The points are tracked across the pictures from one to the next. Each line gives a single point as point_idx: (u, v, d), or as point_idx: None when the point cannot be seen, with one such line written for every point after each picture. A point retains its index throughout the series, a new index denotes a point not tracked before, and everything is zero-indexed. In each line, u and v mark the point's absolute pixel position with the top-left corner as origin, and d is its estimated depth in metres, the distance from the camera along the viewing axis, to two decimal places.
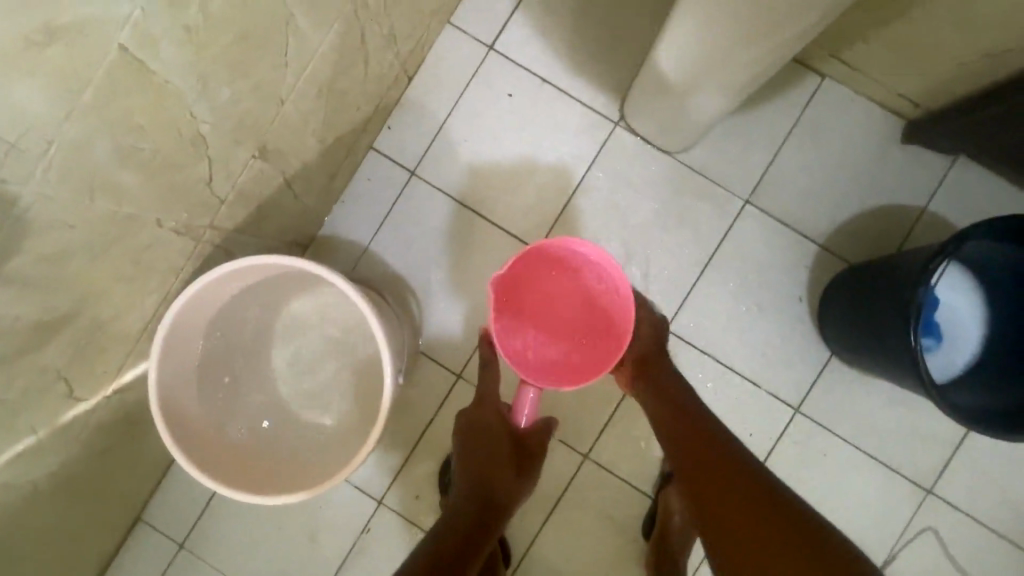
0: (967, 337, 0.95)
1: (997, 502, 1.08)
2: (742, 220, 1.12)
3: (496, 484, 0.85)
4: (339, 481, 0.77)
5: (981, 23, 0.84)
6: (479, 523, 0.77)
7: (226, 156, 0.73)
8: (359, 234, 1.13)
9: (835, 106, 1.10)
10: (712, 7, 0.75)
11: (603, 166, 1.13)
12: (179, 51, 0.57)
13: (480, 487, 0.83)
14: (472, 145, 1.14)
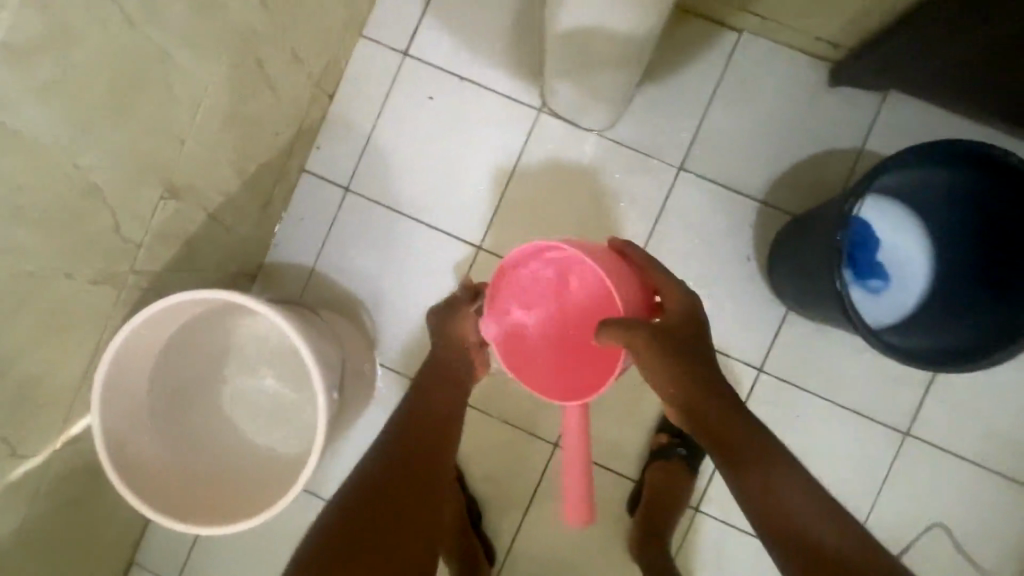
0: (914, 274, 0.93)
1: (977, 435, 1.06)
2: (679, 187, 1.11)
3: (432, 405, 0.83)
4: (288, 502, 0.79)
5: None
6: (415, 455, 0.77)
7: (131, 200, 0.75)
8: (303, 257, 1.15)
9: (756, 60, 1.08)
10: None
11: (533, 154, 1.13)
12: (44, 103, 0.58)
13: (416, 414, 0.81)
14: (401, 153, 1.15)
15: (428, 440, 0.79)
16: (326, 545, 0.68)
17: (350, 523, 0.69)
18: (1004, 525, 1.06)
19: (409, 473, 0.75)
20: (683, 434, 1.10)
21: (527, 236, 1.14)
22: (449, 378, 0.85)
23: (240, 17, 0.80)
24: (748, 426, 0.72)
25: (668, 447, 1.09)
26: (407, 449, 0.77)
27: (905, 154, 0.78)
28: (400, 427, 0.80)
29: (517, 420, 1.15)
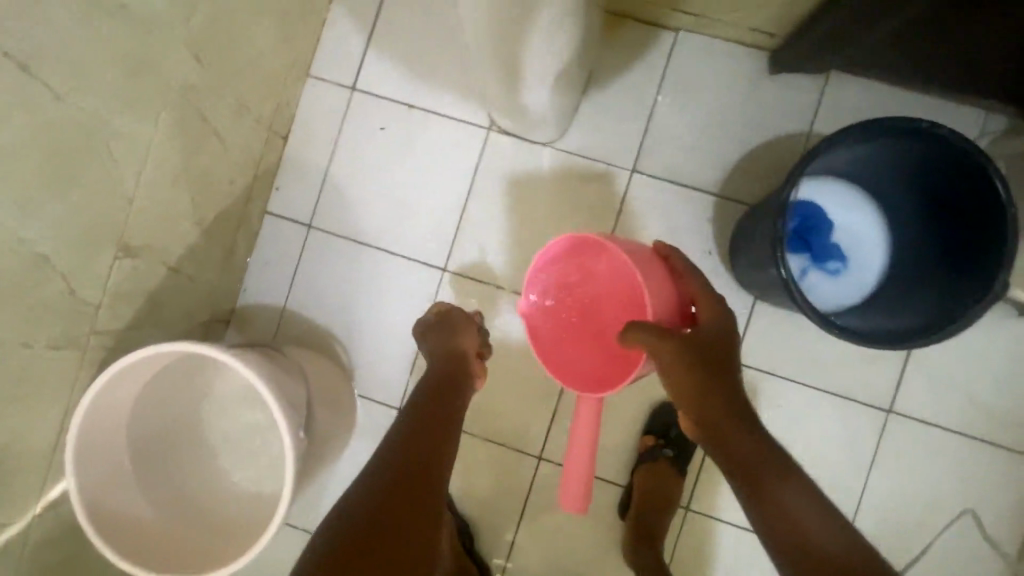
0: (870, 254, 0.94)
1: (963, 405, 1.04)
2: (634, 189, 1.12)
3: (428, 425, 0.75)
4: (264, 544, 0.79)
5: None
6: (413, 476, 0.69)
7: (83, 265, 0.77)
8: (273, 297, 1.16)
9: (695, 57, 1.10)
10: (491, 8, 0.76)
11: (487, 173, 1.14)
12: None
13: (413, 436, 0.73)
14: (359, 185, 1.16)
15: (424, 459, 0.71)
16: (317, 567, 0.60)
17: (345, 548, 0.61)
18: (1000, 493, 1.04)
19: (406, 494, 0.66)
20: (669, 434, 1.09)
21: (489, 254, 1.14)
22: (445, 400, 0.79)
23: (173, 76, 0.82)
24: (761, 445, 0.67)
25: (654, 448, 1.08)
26: (403, 470, 0.69)
27: (850, 131, 0.78)
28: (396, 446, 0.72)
29: (500, 436, 1.15)
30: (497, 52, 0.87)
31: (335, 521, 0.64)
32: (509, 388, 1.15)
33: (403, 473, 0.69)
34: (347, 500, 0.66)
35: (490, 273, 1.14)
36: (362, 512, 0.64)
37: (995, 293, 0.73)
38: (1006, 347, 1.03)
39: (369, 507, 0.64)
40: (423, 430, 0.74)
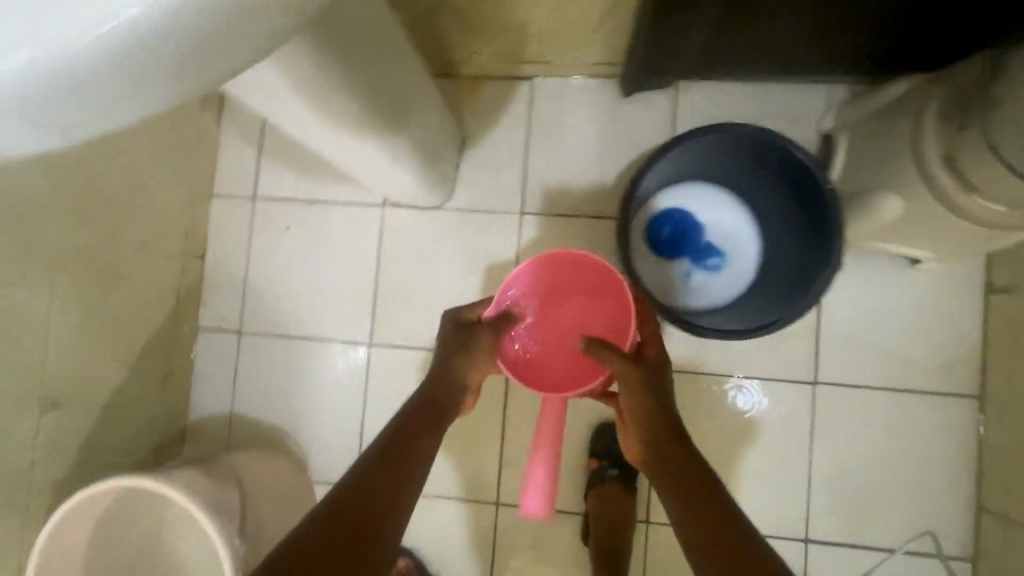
0: (745, 243, 0.98)
1: (880, 361, 1.07)
2: (528, 229, 1.18)
3: (413, 438, 0.66)
4: None
5: None
6: (384, 498, 0.59)
7: (10, 430, 0.87)
8: (219, 407, 1.22)
9: (552, 99, 1.18)
10: (310, 128, 0.76)
11: (391, 246, 1.21)
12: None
13: (396, 453, 0.63)
14: (277, 285, 1.23)
15: (396, 486, 0.60)
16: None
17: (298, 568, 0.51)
18: (940, 441, 1.06)
19: (378, 511, 0.58)
20: (611, 453, 1.13)
21: (409, 319, 1.20)
22: (441, 414, 0.71)
23: (55, 244, 0.92)
24: (711, 496, 0.63)
25: (599, 470, 1.11)
26: (379, 484, 0.60)
27: (671, 145, 0.84)
28: (382, 454, 0.63)
29: (457, 492, 1.18)
30: (367, 170, 0.95)
31: (290, 540, 0.54)
32: (456, 442, 1.19)
33: (375, 491, 0.59)
34: (319, 508, 0.57)
35: (414, 338, 1.20)
36: (331, 522, 0.55)
37: (834, 265, 0.79)
38: (906, 298, 1.07)
39: (342, 533, 0.55)
40: (409, 442, 0.65)
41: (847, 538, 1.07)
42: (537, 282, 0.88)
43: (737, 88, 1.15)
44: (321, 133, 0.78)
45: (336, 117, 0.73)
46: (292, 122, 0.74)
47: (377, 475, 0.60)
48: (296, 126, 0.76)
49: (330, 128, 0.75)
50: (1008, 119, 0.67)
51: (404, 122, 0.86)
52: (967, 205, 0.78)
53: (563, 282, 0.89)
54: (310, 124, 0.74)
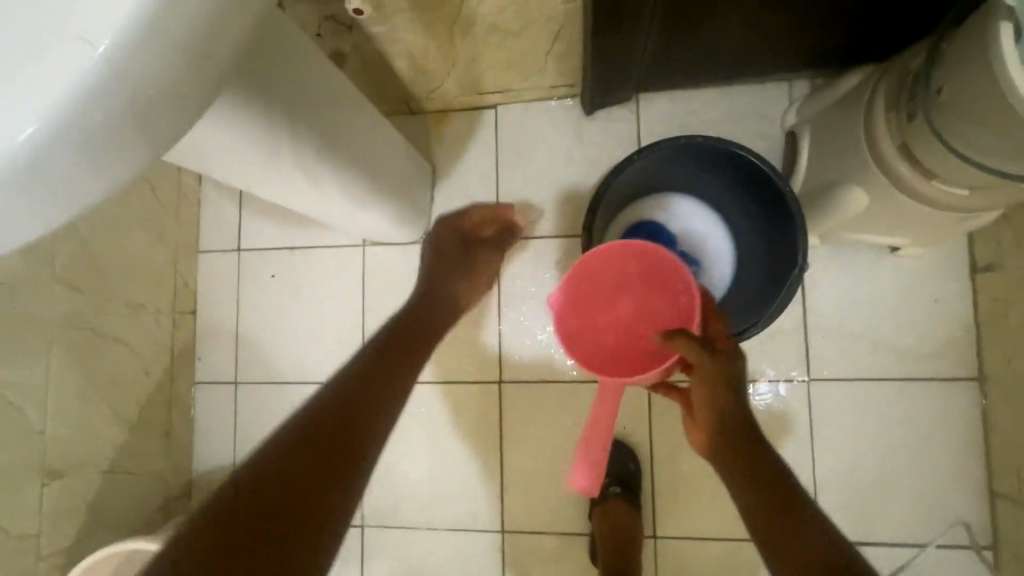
0: (715, 249, 0.99)
1: (872, 352, 1.06)
2: (507, 254, 1.19)
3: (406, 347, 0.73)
4: None
5: (517, 30, 0.94)
6: (387, 382, 0.66)
7: (10, 507, 0.88)
8: (221, 458, 1.24)
9: (517, 124, 1.19)
10: (270, 176, 0.77)
11: (374, 283, 1.23)
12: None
13: (394, 353, 0.71)
14: (268, 334, 1.25)
15: (394, 375, 0.67)
16: (256, 470, 0.51)
17: (309, 431, 0.56)
18: (942, 428, 1.04)
19: (380, 397, 0.63)
20: (612, 469, 1.11)
21: None
22: (426, 326, 0.80)
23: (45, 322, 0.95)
24: (790, 503, 0.58)
25: (601, 487, 1.09)
26: (379, 376, 0.66)
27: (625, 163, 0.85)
28: (375, 356, 0.69)
29: (461, 522, 1.18)
30: (332, 214, 0.96)
31: (301, 417, 0.58)
32: (456, 473, 1.19)
33: (376, 380, 0.65)
34: (328, 393, 0.61)
35: None
36: (336, 403, 0.60)
37: (801, 265, 0.80)
38: (890, 286, 1.06)
39: (325, 421, 0.57)
40: (401, 346, 0.73)
41: (860, 535, 1.05)
42: (623, 264, 0.77)
43: (698, 94, 1.15)
44: (281, 179, 0.78)
45: (293, 161, 0.75)
46: (251, 173, 0.75)
47: (379, 370, 0.66)
48: (256, 177, 0.77)
49: (280, 168, 0.75)
50: (943, 123, 0.67)
51: (359, 158, 0.86)
52: (931, 194, 0.79)
53: (649, 273, 0.77)
54: (269, 171, 0.75)
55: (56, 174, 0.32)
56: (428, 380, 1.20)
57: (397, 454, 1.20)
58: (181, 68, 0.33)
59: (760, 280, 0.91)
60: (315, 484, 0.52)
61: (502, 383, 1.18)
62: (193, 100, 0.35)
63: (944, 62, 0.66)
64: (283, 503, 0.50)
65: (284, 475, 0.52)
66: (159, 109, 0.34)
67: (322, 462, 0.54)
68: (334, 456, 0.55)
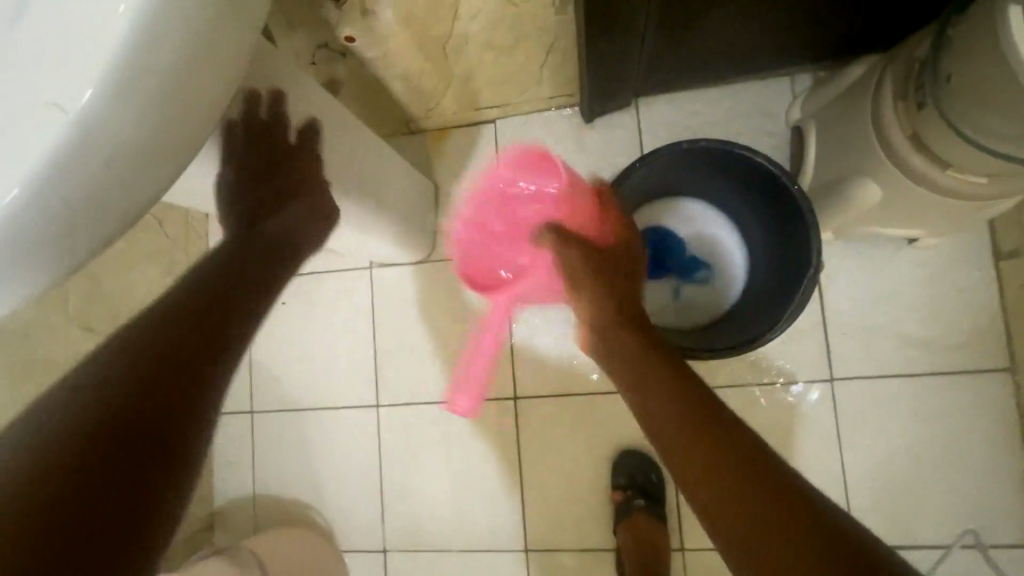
0: (724, 254, 0.98)
1: (896, 348, 1.03)
2: (514, 268, 1.18)
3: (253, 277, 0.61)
4: None
5: (510, 43, 0.94)
6: (224, 316, 0.53)
7: None
8: (241, 488, 1.24)
9: (517, 137, 1.19)
10: None
11: (383, 305, 1.23)
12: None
13: (243, 289, 0.58)
14: (281, 361, 1.25)
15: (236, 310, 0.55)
16: (87, 428, 0.38)
17: (138, 385, 0.42)
18: (976, 423, 1.00)
19: (208, 351, 0.48)
20: (635, 481, 1.08)
21: (412, 376, 1.20)
22: (261, 251, 0.65)
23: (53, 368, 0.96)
24: (753, 461, 0.50)
25: (625, 501, 1.07)
26: (216, 311, 0.53)
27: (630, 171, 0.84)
28: (204, 296, 0.54)
29: (483, 542, 1.16)
30: (336, 238, 0.95)
31: (117, 363, 0.43)
32: (476, 493, 1.17)
33: (213, 315, 0.52)
34: (145, 330, 0.46)
35: (419, 393, 1.20)
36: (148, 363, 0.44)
37: (815, 265, 0.77)
38: (911, 279, 1.03)
39: (142, 390, 0.42)
40: (250, 278, 0.60)
41: (897, 540, 1.01)
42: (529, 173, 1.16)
43: (699, 94, 1.14)
44: None
45: None
46: None
47: (216, 304, 0.53)
48: None
49: None
50: (960, 112, 0.64)
51: (359, 184, 0.86)
52: (949, 185, 0.76)
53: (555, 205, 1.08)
54: None
55: (44, 257, 0.29)
56: (443, 400, 1.19)
57: (415, 476, 1.19)
58: (162, 125, 0.30)
59: (772, 282, 0.89)
60: (149, 457, 0.39)
61: (517, 399, 1.17)
62: (183, 159, 0.33)
63: (948, 54, 0.64)
64: (131, 465, 0.38)
65: (118, 439, 0.39)
66: (145, 173, 0.31)
67: (165, 417, 0.42)
68: (184, 406, 0.44)
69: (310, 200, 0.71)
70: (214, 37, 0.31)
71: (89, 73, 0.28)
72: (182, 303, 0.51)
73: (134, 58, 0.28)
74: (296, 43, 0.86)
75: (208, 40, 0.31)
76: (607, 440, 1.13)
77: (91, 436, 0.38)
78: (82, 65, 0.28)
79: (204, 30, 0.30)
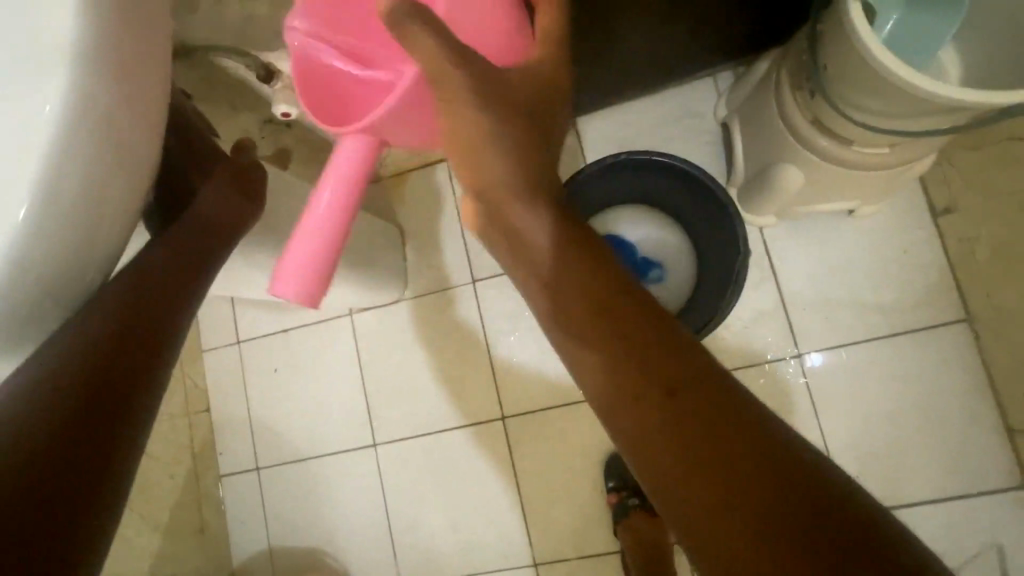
0: (675, 252, 1.02)
1: (855, 315, 1.07)
2: (485, 294, 1.23)
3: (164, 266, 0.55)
4: None
5: None
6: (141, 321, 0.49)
7: None
8: (256, 544, 1.28)
9: None
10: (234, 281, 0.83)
11: (367, 347, 1.28)
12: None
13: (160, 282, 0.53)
14: (279, 414, 1.30)
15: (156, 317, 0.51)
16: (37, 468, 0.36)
17: (36, 450, 0.37)
18: (942, 375, 1.03)
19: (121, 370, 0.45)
20: (626, 481, 1.11)
21: (405, 412, 1.25)
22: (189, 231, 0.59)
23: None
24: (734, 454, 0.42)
25: (621, 503, 1.09)
26: (133, 314, 0.49)
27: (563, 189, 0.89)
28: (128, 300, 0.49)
29: (493, 563, 1.19)
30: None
31: (24, 405, 0.38)
32: (480, 516, 1.20)
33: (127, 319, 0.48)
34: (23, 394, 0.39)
35: (412, 426, 1.25)
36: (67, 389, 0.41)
37: (743, 253, 0.86)
38: (856, 247, 1.07)
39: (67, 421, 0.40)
40: (161, 281, 0.54)
41: (887, 501, 1.03)
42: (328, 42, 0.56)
43: (632, 105, 1.20)
44: (243, 281, 0.85)
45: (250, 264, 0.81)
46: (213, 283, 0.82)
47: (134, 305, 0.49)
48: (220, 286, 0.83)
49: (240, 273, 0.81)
50: (842, 95, 0.69)
51: None
52: (855, 160, 0.81)
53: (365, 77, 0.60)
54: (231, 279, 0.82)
55: None
56: (436, 430, 1.24)
57: (419, 508, 1.23)
58: (63, 258, 0.37)
59: (718, 270, 0.94)
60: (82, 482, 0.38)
61: (506, 419, 1.21)
62: (103, 245, 0.39)
63: (824, 43, 0.69)
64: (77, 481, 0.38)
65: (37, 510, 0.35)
66: (69, 261, 0.37)
67: (93, 440, 0.40)
68: (110, 435, 0.42)
69: (223, 171, 0.67)
70: (119, 157, 0.37)
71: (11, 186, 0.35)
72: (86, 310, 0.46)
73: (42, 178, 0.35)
74: (242, 122, 0.94)
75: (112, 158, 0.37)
76: (596, 445, 1.17)
77: (17, 474, 0.35)
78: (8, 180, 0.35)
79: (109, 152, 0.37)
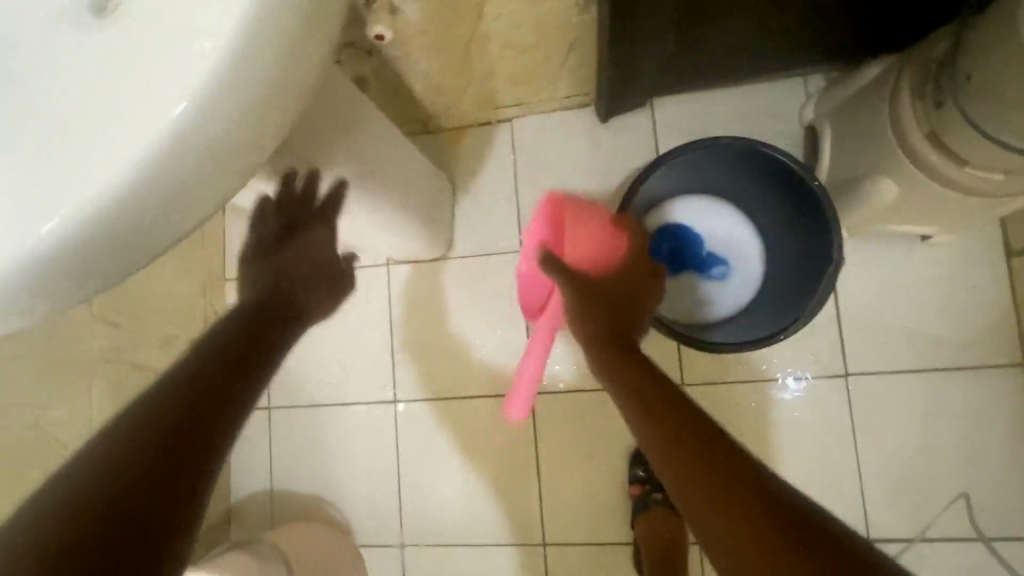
0: (745, 250, 0.99)
1: (909, 343, 1.04)
2: None
3: (273, 327, 0.64)
4: None
5: (530, 46, 0.96)
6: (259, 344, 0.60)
7: None
8: (259, 483, 1.25)
9: (533, 136, 1.20)
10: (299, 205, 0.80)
11: (400, 302, 1.24)
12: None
13: (270, 316, 0.65)
14: (299, 356, 1.26)
15: (254, 350, 0.58)
16: (81, 519, 0.39)
17: (135, 472, 0.42)
18: (988, 417, 1.02)
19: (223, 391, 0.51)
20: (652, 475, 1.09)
21: (431, 373, 1.22)
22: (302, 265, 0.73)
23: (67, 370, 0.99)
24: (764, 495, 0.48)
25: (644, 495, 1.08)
26: (231, 368, 0.54)
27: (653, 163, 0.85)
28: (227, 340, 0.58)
29: (501, 537, 1.17)
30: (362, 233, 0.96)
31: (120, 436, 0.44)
32: (493, 488, 1.18)
33: (168, 428, 0.45)
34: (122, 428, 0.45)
35: (436, 388, 1.21)
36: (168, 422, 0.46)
37: (835, 262, 0.79)
38: (923, 276, 1.05)
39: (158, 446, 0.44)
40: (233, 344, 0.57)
41: (911, 532, 1.02)
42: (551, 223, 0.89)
43: (715, 94, 1.15)
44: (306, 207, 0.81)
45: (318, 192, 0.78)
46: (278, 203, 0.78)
47: (216, 361, 0.54)
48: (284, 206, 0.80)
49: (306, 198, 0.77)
50: (981, 111, 0.66)
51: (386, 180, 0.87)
52: (965, 182, 0.78)
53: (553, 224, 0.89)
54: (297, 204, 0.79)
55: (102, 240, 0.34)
56: (462, 395, 1.20)
57: (431, 471, 1.20)
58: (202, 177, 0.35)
59: (795, 278, 0.90)
60: (162, 498, 0.42)
61: (535, 395, 1.18)
62: (242, 164, 0.37)
63: (970, 54, 0.66)
64: (159, 490, 0.42)
65: (101, 566, 0.37)
66: (190, 183, 0.35)
67: (201, 441, 0.46)
68: (179, 482, 0.43)
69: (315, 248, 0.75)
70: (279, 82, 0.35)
71: (173, 87, 0.33)
72: (195, 361, 0.53)
73: (219, 92, 0.33)
74: None
75: (286, 77, 0.36)
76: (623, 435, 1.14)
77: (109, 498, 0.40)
78: (159, 82, 0.34)
79: (271, 79, 0.35)
